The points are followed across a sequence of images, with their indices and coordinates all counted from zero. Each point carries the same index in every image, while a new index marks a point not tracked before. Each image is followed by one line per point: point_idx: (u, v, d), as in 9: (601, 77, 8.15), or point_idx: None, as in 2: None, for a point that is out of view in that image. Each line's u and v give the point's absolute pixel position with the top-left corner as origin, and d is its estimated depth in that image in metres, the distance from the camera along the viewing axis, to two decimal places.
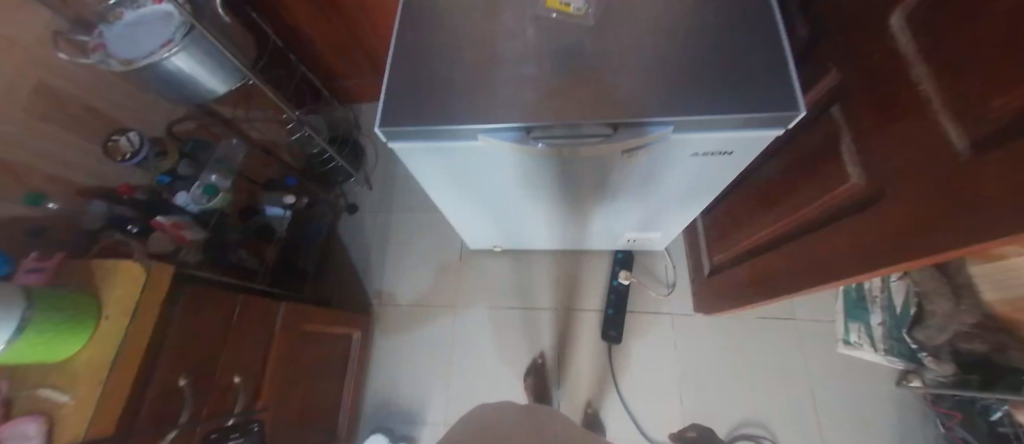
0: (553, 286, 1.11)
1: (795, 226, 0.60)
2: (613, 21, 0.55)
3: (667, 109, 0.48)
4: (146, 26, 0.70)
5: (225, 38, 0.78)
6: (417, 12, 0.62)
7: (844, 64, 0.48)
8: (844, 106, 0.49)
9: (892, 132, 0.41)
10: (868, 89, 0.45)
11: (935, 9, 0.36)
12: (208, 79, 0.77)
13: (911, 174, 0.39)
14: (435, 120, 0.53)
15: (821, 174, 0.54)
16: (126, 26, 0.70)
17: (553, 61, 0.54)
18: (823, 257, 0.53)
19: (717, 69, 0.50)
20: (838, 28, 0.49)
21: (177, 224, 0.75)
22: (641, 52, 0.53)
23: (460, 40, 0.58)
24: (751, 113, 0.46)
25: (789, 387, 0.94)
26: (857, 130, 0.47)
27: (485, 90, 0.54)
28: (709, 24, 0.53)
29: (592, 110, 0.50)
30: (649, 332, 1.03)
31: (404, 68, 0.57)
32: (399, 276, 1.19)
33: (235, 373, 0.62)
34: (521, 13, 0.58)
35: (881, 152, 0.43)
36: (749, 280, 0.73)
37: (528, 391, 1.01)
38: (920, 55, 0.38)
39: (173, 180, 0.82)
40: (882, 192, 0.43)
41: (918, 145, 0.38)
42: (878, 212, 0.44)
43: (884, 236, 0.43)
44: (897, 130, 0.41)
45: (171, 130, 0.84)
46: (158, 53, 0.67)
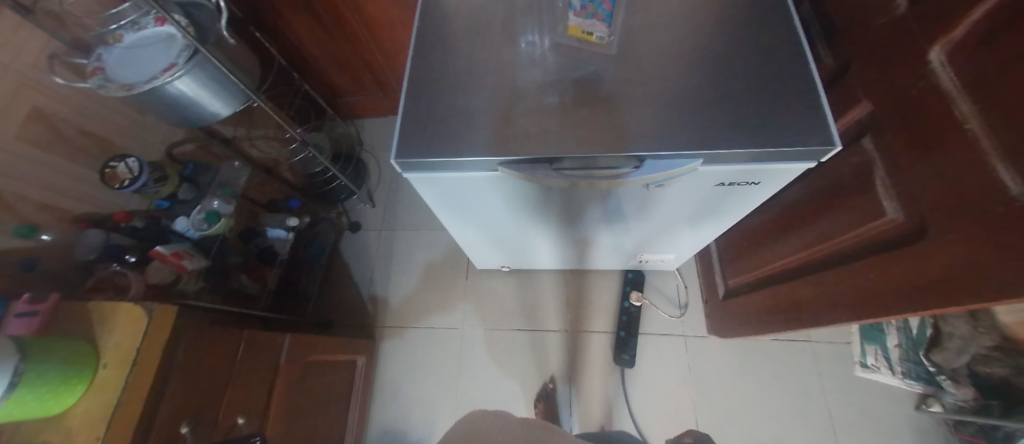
0: (562, 307, 1.09)
1: (822, 255, 0.59)
2: (636, 50, 0.54)
3: (698, 141, 0.47)
4: (147, 49, 0.68)
5: (228, 58, 0.76)
6: (431, 39, 0.60)
7: (877, 95, 0.47)
8: (877, 137, 0.48)
9: (934, 168, 0.40)
10: (905, 122, 0.43)
11: (983, 45, 0.35)
12: (210, 101, 0.75)
13: (954, 215, 0.38)
14: (453, 151, 0.51)
15: (854, 206, 0.52)
16: (126, 49, 0.67)
17: (576, 90, 0.52)
18: (856, 291, 0.51)
19: (747, 99, 0.48)
20: (870, 59, 0.48)
21: (177, 254, 0.70)
22: (667, 81, 0.52)
23: (478, 68, 0.56)
24: (786, 147, 0.44)
25: (808, 412, 0.92)
26: (891, 163, 0.46)
27: (505, 119, 0.52)
28: (735, 53, 0.52)
29: (618, 142, 0.49)
30: (662, 354, 1.01)
31: (420, 96, 0.55)
32: (404, 297, 1.16)
33: (238, 413, 0.59)
34: (539, 40, 0.57)
35: (922, 187, 0.41)
36: (772, 307, 0.71)
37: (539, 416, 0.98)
38: (964, 91, 0.37)
39: (172, 204, 0.80)
40: (923, 229, 0.41)
41: (962, 184, 0.37)
42: (916, 251, 0.42)
43: (926, 275, 0.41)
44: (938, 167, 0.39)
45: (170, 153, 0.82)
46: (161, 77, 0.65)
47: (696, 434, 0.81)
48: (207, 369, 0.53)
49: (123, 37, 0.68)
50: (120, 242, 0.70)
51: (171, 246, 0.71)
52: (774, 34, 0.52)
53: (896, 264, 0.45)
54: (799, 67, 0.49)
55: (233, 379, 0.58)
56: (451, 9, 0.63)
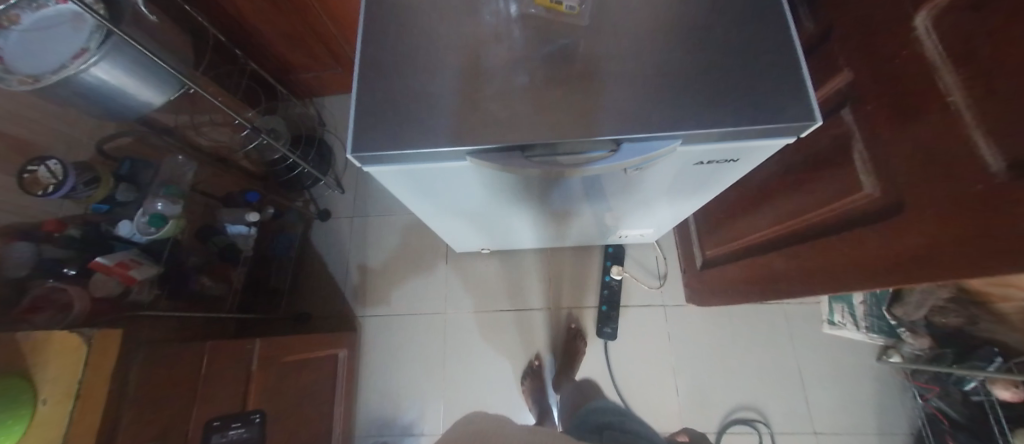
0: (544, 286, 1.09)
1: (797, 229, 0.59)
2: (609, 20, 0.49)
3: (678, 121, 0.44)
4: (52, 33, 0.58)
5: (149, 38, 0.66)
6: (382, 11, 0.53)
7: (860, 64, 0.45)
8: (857, 109, 0.46)
9: (912, 143, 0.39)
10: (887, 94, 0.41)
11: (972, 11, 0.33)
12: (138, 90, 0.67)
13: (930, 191, 0.37)
14: (417, 144, 0.46)
15: (830, 180, 0.51)
16: (26, 34, 0.57)
17: (546, 68, 0.48)
18: (831, 265, 0.52)
19: (729, 72, 0.45)
20: (853, 25, 0.45)
21: (121, 263, 0.65)
22: (644, 54, 0.48)
23: (437, 45, 0.51)
24: (768, 124, 0.42)
25: (779, 369, 0.97)
26: (869, 137, 0.44)
27: (471, 103, 0.48)
28: (714, 20, 0.48)
29: (592, 124, 0.45)
30: (643, 325, 1.03)
31: (375, 80, 0.50)
32: (383, 284, 1.13)
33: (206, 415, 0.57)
34: (503, 10, 0.51)
35: (900, 164, 0.40)
36: (749, 278, 0.72)
37: (527, 393, 1.00)
38: (950, 62, 0.35)
39: (112, 207, 0.73)
40: (899, 206, 0.41)
41: (940, 162, 0.36)
42: (892, 227, 0.42)
43: (901, 252, 0.41)
44: (917, 142, 0.38)
45: (103, 149, 0.72)
46: (70, 66, 0.56)
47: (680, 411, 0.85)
48: (168, 386, 0.52)
49: (20, 18, 0.58)
50: (56, 255, 0.63)
51: (113, 255, 0.65)
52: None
53: (870, 241, 0.45)
54: (783, 34, 0.46)
55: (199, 394, 0.57)
56: None
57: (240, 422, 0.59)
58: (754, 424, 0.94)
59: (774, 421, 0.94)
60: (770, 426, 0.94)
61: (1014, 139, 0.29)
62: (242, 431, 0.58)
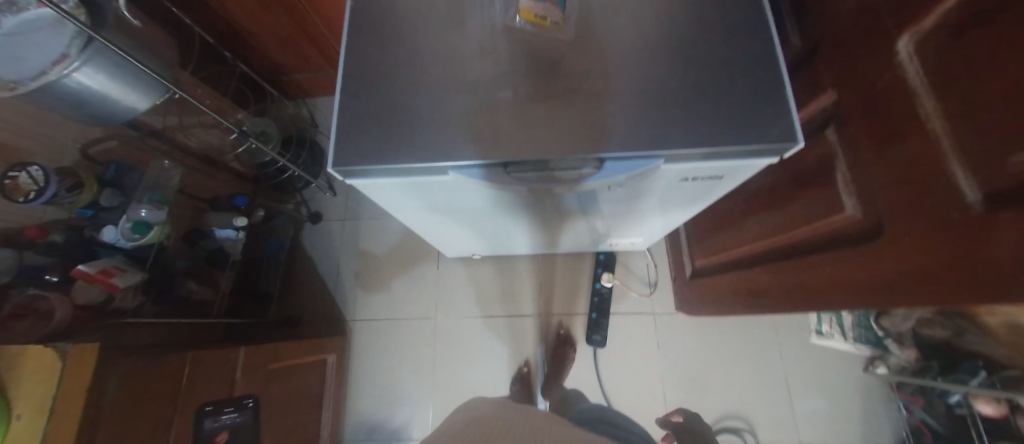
0: (534, 292, 1.08)
1: (781, 245, 0.58)
2: (594, 35, 0.49)
3: (661, 140, 0.44)
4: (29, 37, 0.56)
5: (132, 42, 0.65)
6: (365, 22, 0.53)
7: (846, 85, 0.44)
8: (840, 129, 0.46)
9: (893, 168, 0.39)
10: (871, 117, 0.41)
11: (953, 39, 0.33)
12: (122, 95, 0.66)
13: (908, 216, 0.37)
14: (400, 159, 0.46)
15: (814, 198, 0.51)
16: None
17: (530, 84, 0.48)
18: (813, 282, 0.51)
19: (712, 92, 0.45)
20: (838, 45, 0.45)
21: (104, 270, 0.66)
22: (629, 71, 0.47)
23: (421, 58, 0.50)
24: (751, 146, 0.42)
25: (767, 379, 0.98)
26: (851, 158, 0.44)
27: (454, 118, 0.47)
28: (699, 37, 0.48)
29: (574, 142, 0.45)
30: (633, 332, 1.03)
31: (359, 94, 0.49)
32: (373, 288, 1.13)
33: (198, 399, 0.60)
34: (488, 23, 0.51)
35: (881, 187, 0.40)
36: (735, 291, 0.72)
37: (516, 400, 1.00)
38: (932, 88, 0.35)
39: (97, 211, 0.72)
40: (879, 228, 0.41)
41: (919, 189, 0.36)
42: (871, 250, 0.42)
43: (880, 275, 0.41)
44: (896, 168, 0.38)
45: (87, 153, 0.72)
46: (49, 73, 0.56)
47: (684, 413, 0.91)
48: (147, 396, 0.52)
49: None
50: (38, 263, 0.62)
51: (95, 263, 0.65)
52: (743, 14, 0.48)
53: (851, 261, 0.45)
54: (768, 54, 0.45)
55: (179, 404, 0.57)
56: None
57: (235, 406, 0.64)
58: (741, 433, 0.95)
59: (760, 430, 0.95)
60: (756, 435, 0.95)
61: (994, 171, 0.29)
62: (236, 414, 0.63)
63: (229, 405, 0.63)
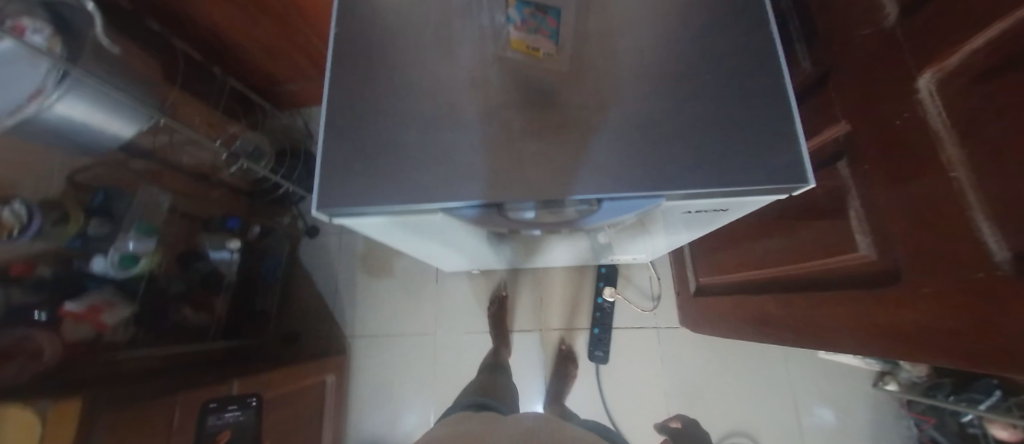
0: (534, 307, 1.07)
1: (790, 275, 0.56)
2: (589, 65, 0.46)
3: (661, 180, 0.41)
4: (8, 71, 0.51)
5: (111, 69, 0.63)
6: (350, 52, 0.50)
7: (859, 118, 0.41)
8: (853, 163, 0.43)
9: (911, 213, 0.36)
10: (887, 156, 0.38)
11: (981, 82, 0.29)
12: (106, 124, 0.64)
13: (927, 267, 0.35)
14: (387, 200, 0.44)
15: (827, 231, 0.48)
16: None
17: (522, 119, 0.45)
18: (824, 319, 0.49)
19: (717, 128, 0.42)
20: (851, 74, 0.42)
21: (93, 308, 0.66)
22: (627, 104, 0.45)
23: (408, 91, 0.48)
24: (762, 185, 0.39)
25: (772, 394, 0.96)
26: (864, 196, 0.42)
27: (443, 157, 0.45)
28: (703, 65, 0.45)
29: (570, 181, 0.43)
30: (636, 347, 1.02)
31: (344, 129, 0.47)
32: (372, 304, 1.12)
33: (201, 398, 0.66)
34: (478, 50, 0.48)
35: (897, 231, 0.38)
36: (743, 316, 0.69)
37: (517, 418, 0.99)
38: (955, 133, 0.32)
39: (86, 241, 0.71)
40: (896, 274, 0.38)
41: (939, 240, 0.33)
42: (886, 296, 0.39)
43: (896, 323, 0.39)
44: (916, 213, 0.36)
45: (74, 180, 0.69)
46: (26, 109, 0.53)
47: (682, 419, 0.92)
48: None
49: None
50: (26, 300, 0.61)
51: (82, 300, 0.66)
52: (750, 38, 0.45)
53: (865, 304, 0.42)
54: (777, 84, 0.42)
55: None
56: (373, 7, 0.52)
57: (238, 405, 0.69)
58: None
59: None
60: None
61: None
62: (238, 412, 0.68)
63: (232, 404, 0.69)
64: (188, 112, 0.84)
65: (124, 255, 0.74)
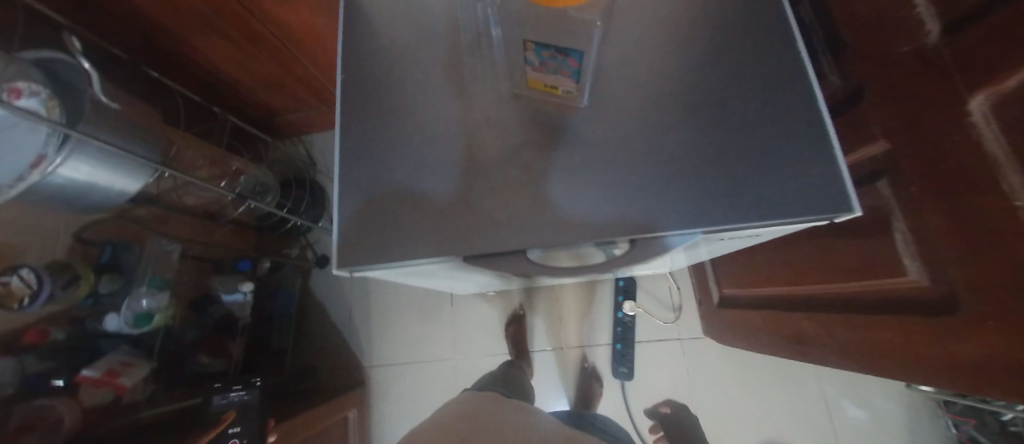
0: (551, 325, 1.06)
1: (828, 294, 0.54)
2: (609, 98, 0.44)
3: (695, 217, 0.39)
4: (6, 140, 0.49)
5: (112, 125, 0.61)
6: (359, 97, 0.48)
7: (900, 138, 0.39)
8: (895, 183, 0.41)
9: (966, 239, 0.34)
10: (934, 179, 0.36)
11: None
12: (111, 181, 0.62)
13: (984, 298, 0.33)
14: (408, 256, 0.42)
15: (869, 252, 0.46)
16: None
17: (542, 158, 0.43)
18: (873, 341, 0.47)
19: (752, 157, 0.40)
20: (889, 91, 0.40)
21: (111, 371, 0.66)
22: (652, 137, 0.43)
23: (421, 136, 0.46)
24: (809, 217, 0.36)
25: (802, 400, 0.94)
26: (912, 217, 0.39)
27: (464, 204, 0.43)
28: (730, 89, 0.43)
29: (598, 223, 0.41)
30: (660, 360, 1.00)
31: (359, 181, 0.46)
32: (389, 333, 1.11)
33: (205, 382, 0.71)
34: (492, 89, 0.46)
35: (950, 258, 0.36)
36: (775, 332, 0.68)
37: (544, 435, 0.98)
38: (1015, 155, 0.28)
39: (98, 299, 0.70)
40: (953, 301, 0.36)
41: (994, 271, 0.31)
42: (941, 326, 0.37)
43: (952, 353, 0.37)
44: (971, 239, 0.33)
45: (81, 237, 0.68)
46: (29, 177, 0.52)
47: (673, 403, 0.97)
48: None
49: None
50: (40, 369, 0.60)
51: (99, 364, 0.66)
52: (778, 58, 0.43)
53: (917, 331, 0.41)
54: (811, 107, 0.40)
55: None
56: (379, 47, 0.50)
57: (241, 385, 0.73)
58: None
59: None
60: None
61: None
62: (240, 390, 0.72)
63: (235, 386, 0.73)
64: (189, 156, 0.82)
65: (139, 314, 0.73)
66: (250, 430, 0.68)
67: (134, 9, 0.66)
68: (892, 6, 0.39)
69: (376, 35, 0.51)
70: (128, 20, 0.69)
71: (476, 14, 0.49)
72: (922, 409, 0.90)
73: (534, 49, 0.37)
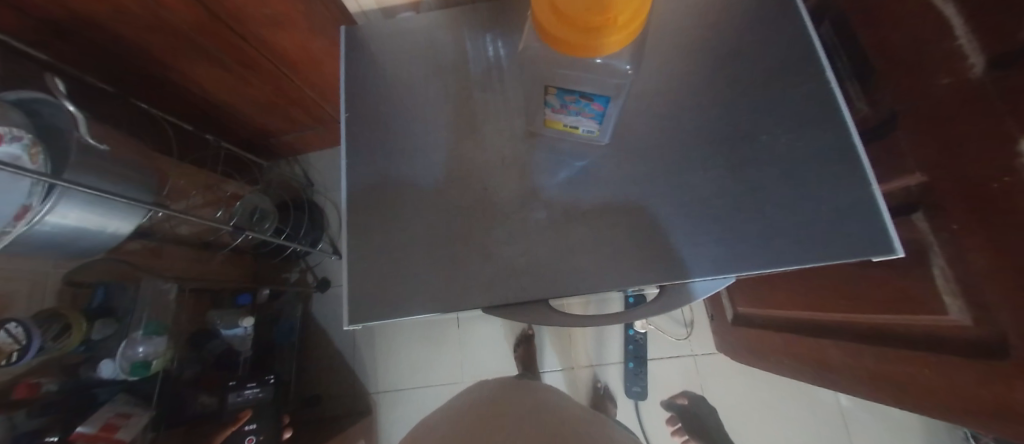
0: (561, 345, 1.05)
1: (854, 323, 0.53)
2: (631, 135, 0.43)
3: (727, 262, 0.37)
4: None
5: (104, 166, 0.58)
6: (366, 136, 0.46)
7: (936, 173, 0.37)
8: (932, 216, 0.39)
9: (1005, 284, 0.32)
10: (972, 221, 0.34)
11: None
12: (102, 225, 0.59)
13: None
14: (422, 309, 0.39)
15: (902, 285, 0.44)
16: None
17: (560, 200, 0.41)
18: (907, 377, 0.46)
19: (786, 195, 0.38)
20: (925, 123, 0.38)
21: (108, 426, 0.63)
22: (676, 175, 0.41)
23: (433, 178, 0.44)
24: (846, 260, 0.35)
25: (819, 416, 0.94)
26: (952, 254, 0.37)
27: (481, 251, 0.41)
28: (757, 123, 0.41)
29: (621, 270, 0.39)
30: (673, 378, 1.00)
31: (366, 226, 0.43)
32: (398, 357, 1.09)
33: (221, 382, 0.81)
34: (506, 127, 0.44)
35: (996, 298, 0.33)
36: (797, 357, 0.66)
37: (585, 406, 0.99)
38: None
39: (91, 346, 0.68)
40: (998, 344, 0.34)
41: None
42: (983, 369, 0.35)
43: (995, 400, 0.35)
44: (1010, 285, 0.32)
45: (72, 281, 0.65)
46: (12, 229, 0.48)
47: (690, 394, 0.98)
48: None
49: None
50: (31, 427, 0.57)
51: (95, 419, 0.63)
52: (807, 91, 0.41)
53: (956, 372, 0.39)
54: (845, 142, 0.38)
55: None
56: (387, 82, 0.48)
57: (257, 383, 0.82)
58: None
59: None
60: None
61: None
62: (256, 387, 0.81)
63: (251, 384, 0.82)
64: (184, 187, 0.79)
65: (135, 362, 0.71)
66: (264, 424, 0.78)
67: (120, 40, 0.63)
68: (926, 38, 0.37)
69: (382, 68, 0.48)
70: (115, 52, 0.65)
71: (488, 49, 0.47)
72: (950, 429, 0.87)
73: (555, 94, 0.35)
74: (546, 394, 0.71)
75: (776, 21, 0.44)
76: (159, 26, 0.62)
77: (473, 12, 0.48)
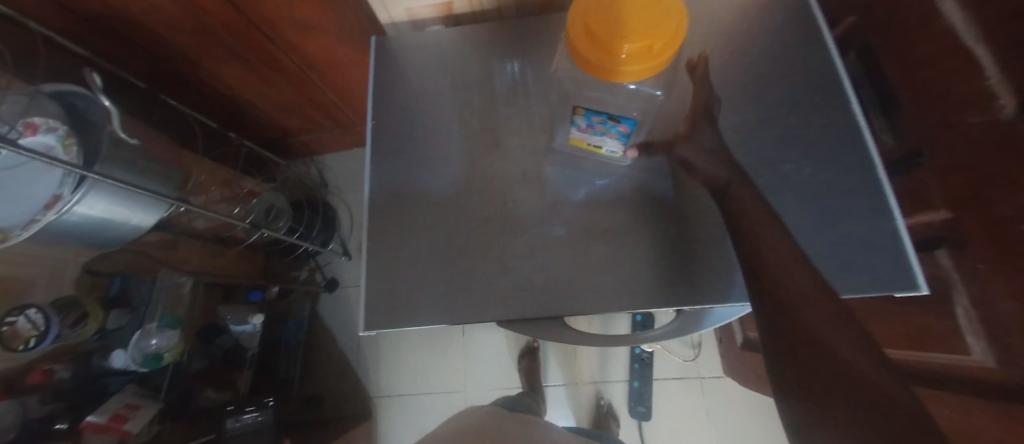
0: (566, 360, 1.04)
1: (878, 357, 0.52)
2: (653, 157, 0.43)
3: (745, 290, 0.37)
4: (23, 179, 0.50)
5: (133, 160, 0.60)
6: (390, 144, 0.47)
7: (961, 210, 0.37)
8: (955, 255, 0.39)
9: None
10: (996, 261, 0.34)
11: None
12: (129, 215, 0.61)
13: None
14: (437, 318, 0.40)
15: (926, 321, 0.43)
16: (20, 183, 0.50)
17: (580, 217, 0.42)
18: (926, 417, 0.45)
19: (806, 225, 0.38)
20: (951, 161, 0.38)
21: (117, 416, 0.65)
22: (697, 197, 0.41)
23: (454, 189, 0.44)
24: (869, 294, 0.35)
25: None
26: (974, 294, 0.37)
27: (499, 265, 0.41)
28: (781, 152, 0.41)
29: (640, 292, 0.39)
30: (678, 400, 0.98)
31: (385, 232, 0.43)
32: (401, 363, 1.09)
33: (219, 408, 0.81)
34: (529, 142, 0.45)
35: (1016, 342, 0.33)
36: None
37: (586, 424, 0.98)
38: None
39: (105, 335, 0.69)
40: (1013, 389, 0.34)
41: None
42: (1000, 415, 0.35)
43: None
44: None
45: (88, 271, 0.67)
46: (41, 217, 0.48)
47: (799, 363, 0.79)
48: None
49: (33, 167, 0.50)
50: (41, 413, 0.59)
51: (105, 410, 0.64)
52: (832, 123, 0.41)
53: (979, 414, 0.38)
54: (869, 175, 0.38)
55: None
56: (414, 92, 0.49)
57: (256, 406, 0.82)
58: None
59: None
60: None
61: None
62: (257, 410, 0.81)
63: (250, 407, 0.81)
64: (204, 182, 0.80)
65: (147, 354, 0.72)
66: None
67: (156, 38, 0.65)
68: (956, 76, 0.37)
69: (409, 80, 0.49)
70: (148, 49, 0.67)
71: (515, 66, 0.48)
72: None
73: (583, 114, 0.35)
74: (543, 432, 0.69)
75: (802, 51, 0.44)
76: (195, 28, 0.64)
77: (502, 29, 0.49)
